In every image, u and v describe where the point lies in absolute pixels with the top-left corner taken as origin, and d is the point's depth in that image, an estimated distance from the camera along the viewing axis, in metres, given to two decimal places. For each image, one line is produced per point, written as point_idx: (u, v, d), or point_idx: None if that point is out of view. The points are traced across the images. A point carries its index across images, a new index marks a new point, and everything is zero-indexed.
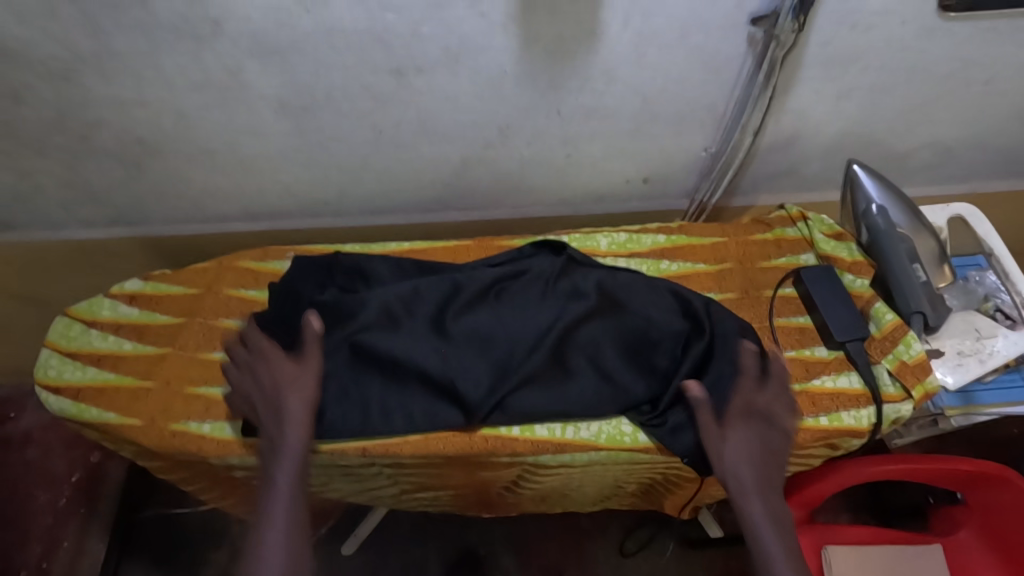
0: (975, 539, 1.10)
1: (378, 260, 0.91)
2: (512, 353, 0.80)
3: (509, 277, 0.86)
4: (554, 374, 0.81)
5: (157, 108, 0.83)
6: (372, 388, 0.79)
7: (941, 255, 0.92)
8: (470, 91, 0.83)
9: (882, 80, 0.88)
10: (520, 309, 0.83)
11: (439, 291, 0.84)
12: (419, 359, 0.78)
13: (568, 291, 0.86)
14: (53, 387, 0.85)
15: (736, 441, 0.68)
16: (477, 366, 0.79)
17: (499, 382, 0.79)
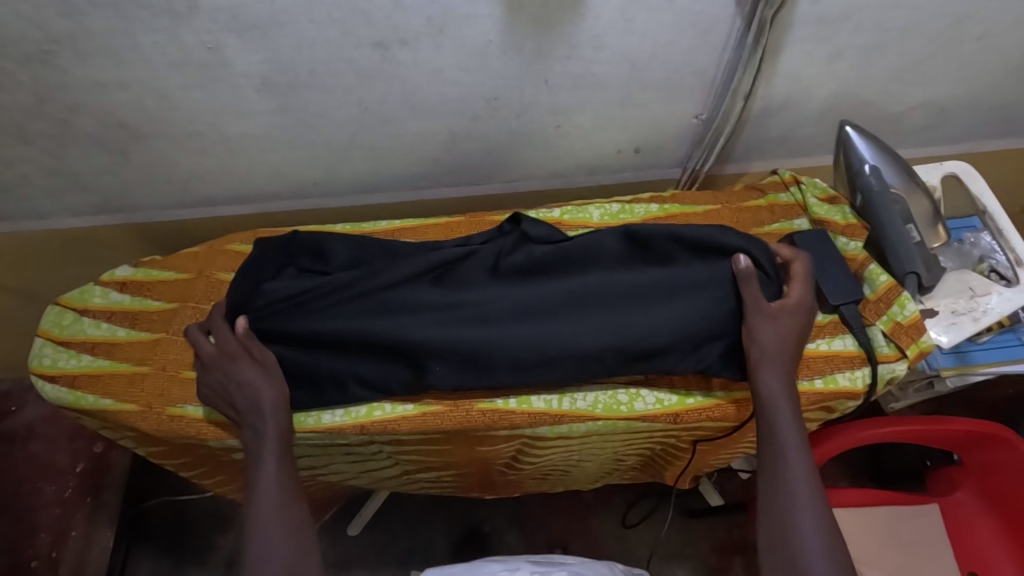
0: (972, 497, 1.12)
1: (337, 239, 0.88)
2: (456, 324, 0.76)
3: (464, 251, 0.83)
4: (532, 348, 0.76)
5: (138, 90, 0.82)
6: (322, 364, 0.78)
7: (934, 216, 0.92)
8: (456, 63, 0.82)
9: (873, 40, 0.86)
10: (478, 290, 0.78)
11: (390, 269, 0.81)
12: (363, 334, 0.76)
13: (526, 262, 0.80)
14: (49, 376, 0.85)
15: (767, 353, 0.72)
16: (423, 336, 0.75)
17: (442, 351, 0.76)
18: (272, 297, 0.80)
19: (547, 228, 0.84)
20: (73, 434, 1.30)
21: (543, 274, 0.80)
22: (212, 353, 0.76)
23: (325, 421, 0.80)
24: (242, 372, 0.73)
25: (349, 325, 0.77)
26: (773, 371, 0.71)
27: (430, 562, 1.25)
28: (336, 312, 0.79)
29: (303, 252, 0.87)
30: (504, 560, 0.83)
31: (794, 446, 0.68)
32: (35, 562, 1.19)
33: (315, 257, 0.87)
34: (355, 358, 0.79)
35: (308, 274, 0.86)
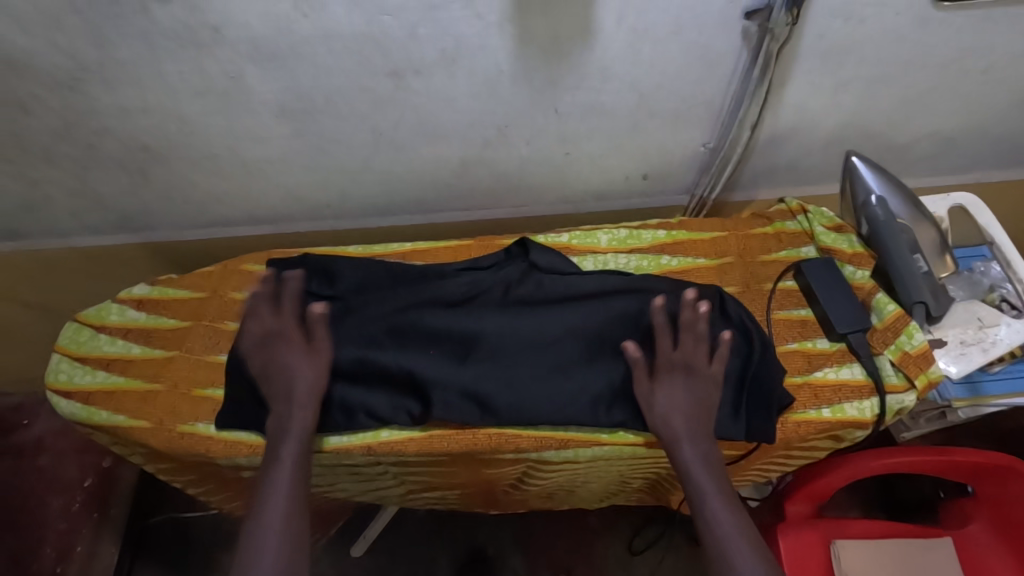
0: (984, 532, 1.09)
1: (347, 261, 0.92)
2: (464, 354, 0.82)
3: (474, 282, 0.88)
4: (537, 380, 0.80)
5: (161, 115, 0.85)
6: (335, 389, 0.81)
7: (943, 245, 0.92)
8: (468, 92, 0.84)
9: (879, 72, 0.88)
10: (488, 320, 0.83)
11: (407, 297, 0.86)
12: (378, 358, 0.81)
13: (533, 295, 0.87)
14: (64, 392, 0.86)
15: (669, 395, 0.76)
16: (434, 364, 0.80)
17: (449, 377, 0.79)
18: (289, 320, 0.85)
19: (555, 260, 0.90)
20: (81, 448, 1.31)
21: (548, 307, 0.85)
22: (270, 328, 0.80)
23: (331, 442, 0.80)
24: (292, 351, 0.78)
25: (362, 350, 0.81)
26: (677, 429, 0.73)
27: None
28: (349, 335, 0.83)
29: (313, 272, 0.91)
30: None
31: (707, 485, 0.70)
32: None
33: (325, 277, 0.90)
34: (362, 381, 0.82)
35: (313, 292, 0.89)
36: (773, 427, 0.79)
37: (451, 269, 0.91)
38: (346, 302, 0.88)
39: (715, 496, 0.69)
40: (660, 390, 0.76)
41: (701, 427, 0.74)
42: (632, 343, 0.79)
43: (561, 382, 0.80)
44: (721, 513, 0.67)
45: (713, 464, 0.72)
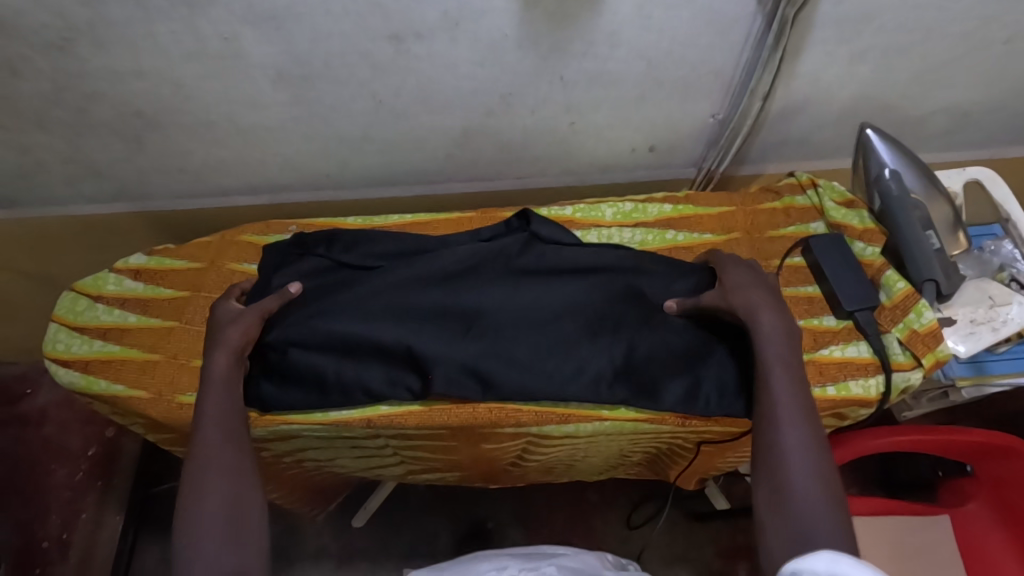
0: (985, 511, 1.09)
1: (347, 234, 0.91)
2: (467, 329, 0.80)
3: (476, 257, 0.85)
4: (541, 355, 0.79)
5: (155, 80, 0.82)
6: (335, 364, 0.79)
7: (957, 222, 0.90)
8: (471, 57, 0.81)
9: (897, 41, 0.85)
10: (484, 295, 0.81)
11: (406, 272, 0.84)
12: (376, 332, 0.79)
13: (535, 268, 0.85)
14: (61, 361, 0.86)
15: (738, 274, 0.80)
16: (435, 338, 0.78)
17: (448, 353, 0.77)
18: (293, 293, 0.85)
19: (558, 233, 0.88)
20: (85, 418, 1.32)
21: (550, 283, 0.83)
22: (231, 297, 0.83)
23: (331, 415, 0.80)
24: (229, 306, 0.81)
25: (356, 321, 0.80)
26: (768, 339, 0.70)
27: (432, 558, 1.25)
28: (347, 308, 0.81)
29: (315, 241, 0.90)
30: (492, 559, 0.80)
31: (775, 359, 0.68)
32: (45, 544, 1.21)
33: (326, 247, 0.89)
34: (356, 353, 0.80)
35: (315, 267, 0.88)
36: None
37: (456, 240, 0.89)
38: (348, 276, 0.85)
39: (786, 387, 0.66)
40: (733, 290, 0.77)
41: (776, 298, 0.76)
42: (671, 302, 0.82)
43: (562, 359, 0.79)
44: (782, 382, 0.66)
45: (790, 341, 0.71)
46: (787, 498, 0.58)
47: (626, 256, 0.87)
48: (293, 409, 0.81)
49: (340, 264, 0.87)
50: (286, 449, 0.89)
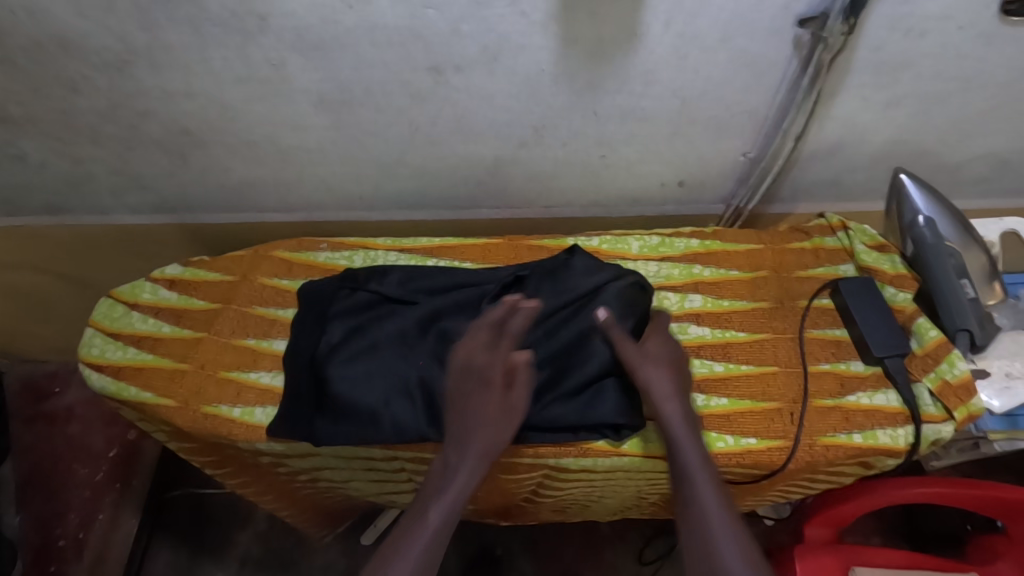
0: (1013, 570, 1.04)
1: (399, 269, 0.92)
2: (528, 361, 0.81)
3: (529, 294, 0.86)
4: (590, 400, 0.79)
5: (204, 100, 0.86)
6: (386, 401, 0.79)
7: (991, 271, 0.88)
8: (507, 90, 0.83)
9: (935, 88, 0.84)
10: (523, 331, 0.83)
11: (454, 306, 0.86)
12: (433, 368, 0.81)
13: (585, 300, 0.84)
14: (95, 365, 0.88)
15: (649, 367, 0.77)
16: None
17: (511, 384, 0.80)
18: (344, 326, 0.85)
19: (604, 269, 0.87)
20: (109, 419, 1.36)
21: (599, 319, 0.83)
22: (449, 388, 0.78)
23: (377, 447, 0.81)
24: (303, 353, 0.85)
25: (402, 356, 0.82)
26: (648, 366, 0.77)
27: None
28: (390, 341, 0.83)
29: (368, 276, 0.90)
30: None
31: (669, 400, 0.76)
32: (61, 542, 1.21)
33: (378, 282, 0.89)
34: (404, 388, 0.80)
35: (364, 302, 0.87)
36: (796, 435, 0.79)
37: (500, 272, 0.90)
38: (399, 309, 0.86)
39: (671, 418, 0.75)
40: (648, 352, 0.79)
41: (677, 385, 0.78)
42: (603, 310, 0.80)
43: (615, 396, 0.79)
44: (673, 412, 0.75)
45: (675, 371, 0.79)
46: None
47: (638, 280, 0.85)
48: None
49: (389, 296, 0.88)
50: (300, 465, 0.90)
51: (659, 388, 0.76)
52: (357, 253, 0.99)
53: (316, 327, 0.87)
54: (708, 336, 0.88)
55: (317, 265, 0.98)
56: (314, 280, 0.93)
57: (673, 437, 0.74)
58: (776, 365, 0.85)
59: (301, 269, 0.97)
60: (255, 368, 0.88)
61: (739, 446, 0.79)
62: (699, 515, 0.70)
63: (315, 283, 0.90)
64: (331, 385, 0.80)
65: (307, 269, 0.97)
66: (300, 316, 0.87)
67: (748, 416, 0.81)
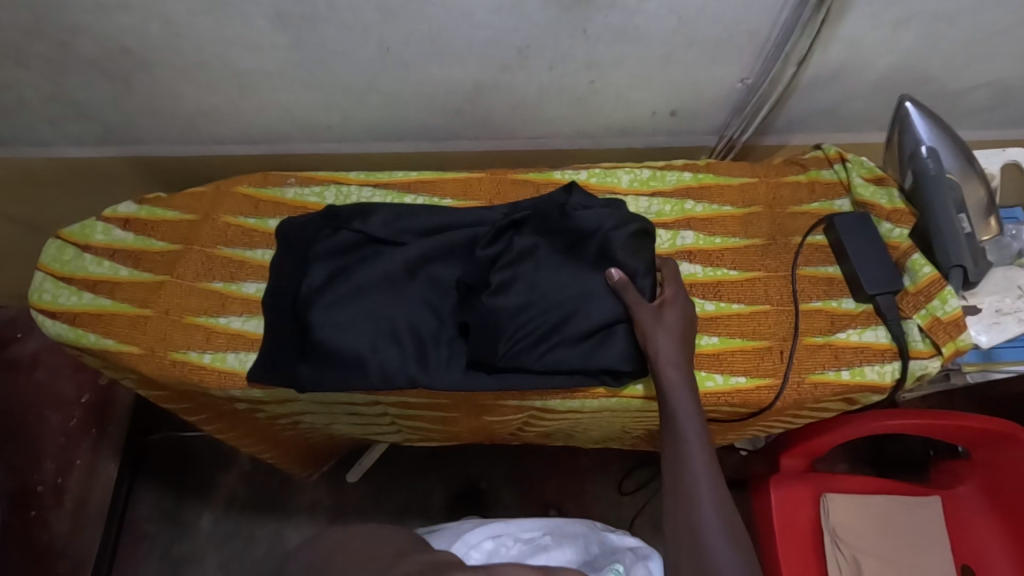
0: (972, 494, 1.09)
1: (382, 208, 0.85)
2: (521, 300, 0.76)
3: (527, 236, 0.80)
4: (588, 348, 0.76)
5: (143, 13, 0.75)
6: (374, 346, 0.75)
7: (989, 206, 0.86)
8: (488, 5, 0.75)
9: (949, 7, 0.78)
10: (521, 276, 0.77)
11: (442, 247, 0.80)
12: (424, 312, 0.77)
13: (585, 244, 0.79)
14: (48, 312, 0.82)
15: (661, 327, 0.72)
16: (487, 310, 0.75)
17: (505, 325, 0.75)
18: (327, 267, 0.80)
19: (607, 211, 0.82)
20: (76, 366, 1.31)
21: (601, 262, 0.78)
22: None
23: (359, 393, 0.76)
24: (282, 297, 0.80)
25: (390, 301, 0.77)
26: (655, 329, 0.72)
27: (424, 516, 1.24)
28: (376, 285, 0.78)
29: (351, 215, 0.83)
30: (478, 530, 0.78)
31: (670, 359, 0.71)
32: (40, 487, 1.21)
33: (362, 221, 0.83)
34: (391, 333, 0.76)
35: (347, 242, 0.81)
36: (785, 373, 0.79)
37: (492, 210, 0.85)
38: (384, 251, 0.80)
39: (674, 380, 0.70)
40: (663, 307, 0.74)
41: (688, 348, 0.72)
42: (615, 269, 0.76)
43: (615, 335, 0.75)
44: (673, 374, 0.70)
45: (683, 335, 0.73)
46: (687, 533, 0.61)
47: (638, 220, 0.81)
48: None
49: (371, 237, 0.81)
50: (278, 410, 0.87)
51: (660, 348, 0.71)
52: (328, 189, 0.92)
53: (295, 268, 0.81)
54: (700, 274, 0.85)
55: (285, 202, 0.91)
56: (292, 217, 0.87)
57: (669, 399, 0.69)
58: (768, 304, 0.83)
59: (268, 207, 0.90)
60: (224, 313, 0.83)
61: (728, 384, 0.78)
62: (688, 486, 0.63)
63: (295, 220, 0.85)
64: (314, 331, 0.76)
65: (275, 206, 0.90)
66: (280, 255, 0.83)
67: (738, 354, 0.80)
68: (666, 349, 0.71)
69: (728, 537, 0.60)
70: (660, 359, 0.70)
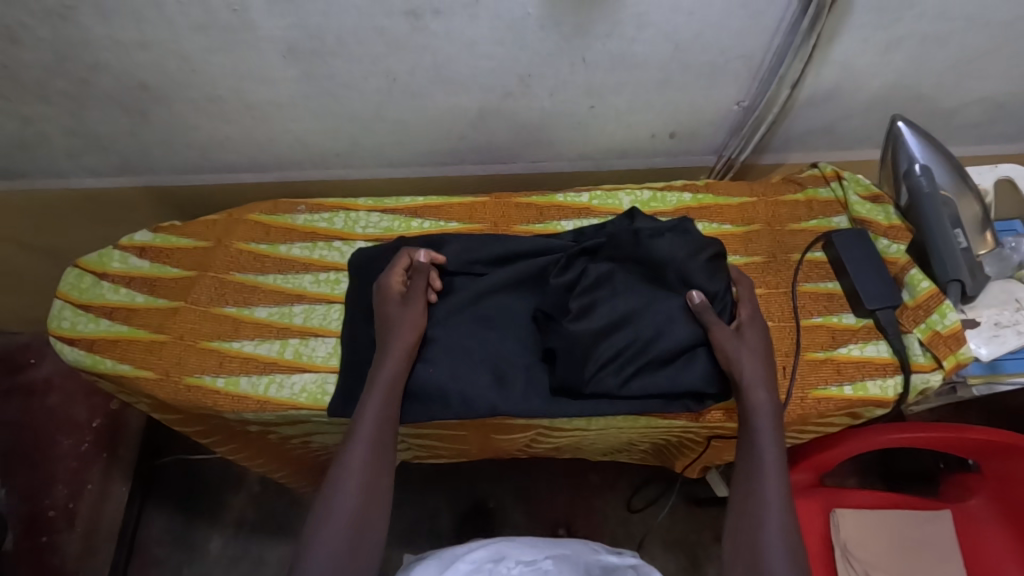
0: (984, 508, 1.08)
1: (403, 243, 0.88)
2: (603, 326, 0.76)
3: (602, 261, 0.81)
4: (670, 370, 0.77)
5: (161, 51, 0.79)
6: (454, 375, 0.77)
7: (985, 221, 0.87)
8: (491, 36, 0.78)
9: (937, 29, 0.81)
10: (601, 299, 0.78)
11: (518, 276, 0.82)
12: (505, 340, 0.79)
13: (662, 269, 0.80)
14: (67, 339, 0.84)
15: (742, 350, 0.75)
16: (570, 337, 0.76)
17: (589, 349, 0.76)
18: None
19: (678, 234, 0.82)
20: (90, 390, 1.33)
21: (679, 288, 0.80)
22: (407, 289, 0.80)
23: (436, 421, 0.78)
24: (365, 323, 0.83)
25: (470, 330, 0.79)
26: (743, 353, 0.74)
27: (434, 537, 1.25)
28: (457, 313, 0.80)
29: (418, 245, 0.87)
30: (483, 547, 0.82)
31: (757, 382, 0.73)
32: (52, 512, 1.23)
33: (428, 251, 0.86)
34: (471, 361, 0.78)
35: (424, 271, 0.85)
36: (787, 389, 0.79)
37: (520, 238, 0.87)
38: (460, 280, 0.83)
39: (762, 404, 0.73)
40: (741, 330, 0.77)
41: (771, 372, 0.75)
42: (695, 292, 0.78)
43: (694, 358, 0.77)
44: (761, 397, 0.73)
45: (766, 358, 0.76)
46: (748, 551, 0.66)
47: (703, 237, 0.83)
48: (303, 393, 0.81)
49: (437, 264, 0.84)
50: (290, 432, 0.88)
51: (747, 370, 0.74)
52: (337, 215, 0.94)
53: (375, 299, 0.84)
54: None
55: (296, 228, 0.93)
56: (364, 248, 0.90)
57: (753, 420, 0.72)
58: (770, 319, 0.85)
59: (280, 233, 0.93)
60: (237, 337, 0.85)
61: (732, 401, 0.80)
62: (758, 504, 0.68)
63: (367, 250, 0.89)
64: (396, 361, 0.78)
65: (287, 233, 0.93)
66: (356, 285, 0.87)
67: None
68: (755, 373, 0.74)
69: (790, 559, 0.64)
70: (748, 381, 0.73)
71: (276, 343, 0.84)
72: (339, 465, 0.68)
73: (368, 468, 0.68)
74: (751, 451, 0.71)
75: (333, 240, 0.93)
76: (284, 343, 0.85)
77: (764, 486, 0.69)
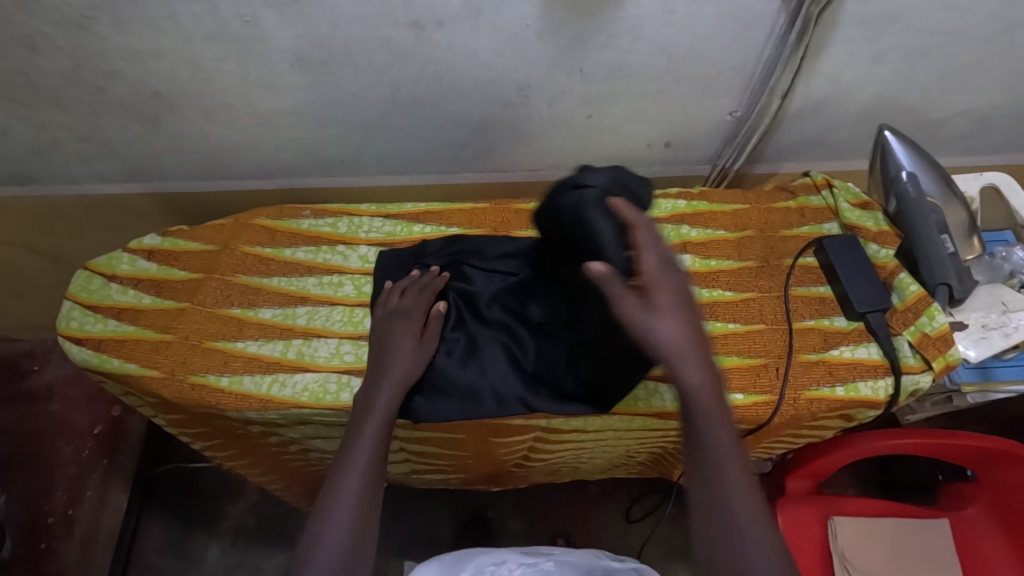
0: (981, 515, 1.09)
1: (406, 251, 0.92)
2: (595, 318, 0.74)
3: None
4: None
5: (174, 60, 0.82)
6: (485, 374, 0.79)
7: (971, 228, 0.91)
8: (492, 47, 0.81)
9: (922, 42, 0.84)
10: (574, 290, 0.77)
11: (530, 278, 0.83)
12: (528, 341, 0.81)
13: None
14: (75, 339, 0.86)
15: (663, 324, 0.61)
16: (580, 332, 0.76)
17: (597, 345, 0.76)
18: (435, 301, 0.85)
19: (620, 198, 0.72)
20: (91, 396, 1.34)
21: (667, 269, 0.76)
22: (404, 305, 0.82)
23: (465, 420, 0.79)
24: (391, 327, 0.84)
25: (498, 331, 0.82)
26: (655, 324, 0.60)
27: (433, 545, 1.25)
28: (486, 315, 0.82)
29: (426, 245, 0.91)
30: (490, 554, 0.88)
31: (688, 356, 0.60)
32: (51, 518, 1.23)
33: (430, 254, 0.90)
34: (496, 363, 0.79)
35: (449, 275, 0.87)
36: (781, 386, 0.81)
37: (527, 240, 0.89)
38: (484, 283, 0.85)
39: (700, 383, 0.60)
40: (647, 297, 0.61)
41: (695, 339, 0.62)
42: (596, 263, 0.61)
43: None
44: (690, 375, 0.60)
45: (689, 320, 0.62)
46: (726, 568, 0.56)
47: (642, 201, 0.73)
48: (305, 392, 0.82)
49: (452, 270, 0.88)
50: (291, 434, 0.89)
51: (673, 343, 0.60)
52: (341, 220, 0.97)
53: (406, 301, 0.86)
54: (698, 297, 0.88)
55: (301, 232, 0.96)
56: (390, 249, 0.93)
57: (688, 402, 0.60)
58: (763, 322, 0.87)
59: (285, 237, 0.95)
60: (241, 337, 0.87)
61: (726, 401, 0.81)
62: (724, 509, 0.57)
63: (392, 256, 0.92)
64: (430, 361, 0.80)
65: (292, 237, 0.95)
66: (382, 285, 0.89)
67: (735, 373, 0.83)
68: (686, 346, 0.61)
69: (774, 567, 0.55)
70: (673, 357, 0.60)
71: (279, 344, 0.86)
72: (334, 475, 0.66)
73: (365, 482, 0.66)
74: (694, 443, 0.60)
75: (337, 244, 0.95)
76: (287, 343, 0.86)
77: (720, 485, 0.58)
